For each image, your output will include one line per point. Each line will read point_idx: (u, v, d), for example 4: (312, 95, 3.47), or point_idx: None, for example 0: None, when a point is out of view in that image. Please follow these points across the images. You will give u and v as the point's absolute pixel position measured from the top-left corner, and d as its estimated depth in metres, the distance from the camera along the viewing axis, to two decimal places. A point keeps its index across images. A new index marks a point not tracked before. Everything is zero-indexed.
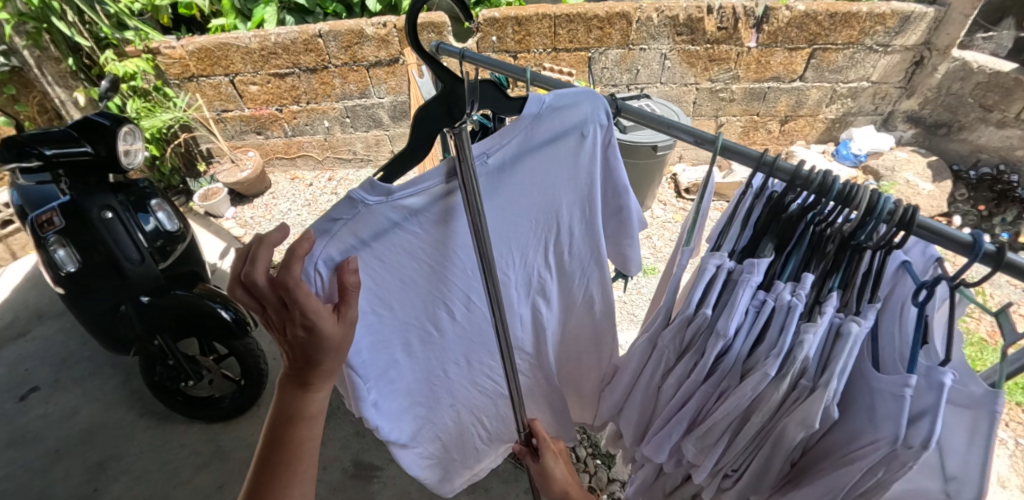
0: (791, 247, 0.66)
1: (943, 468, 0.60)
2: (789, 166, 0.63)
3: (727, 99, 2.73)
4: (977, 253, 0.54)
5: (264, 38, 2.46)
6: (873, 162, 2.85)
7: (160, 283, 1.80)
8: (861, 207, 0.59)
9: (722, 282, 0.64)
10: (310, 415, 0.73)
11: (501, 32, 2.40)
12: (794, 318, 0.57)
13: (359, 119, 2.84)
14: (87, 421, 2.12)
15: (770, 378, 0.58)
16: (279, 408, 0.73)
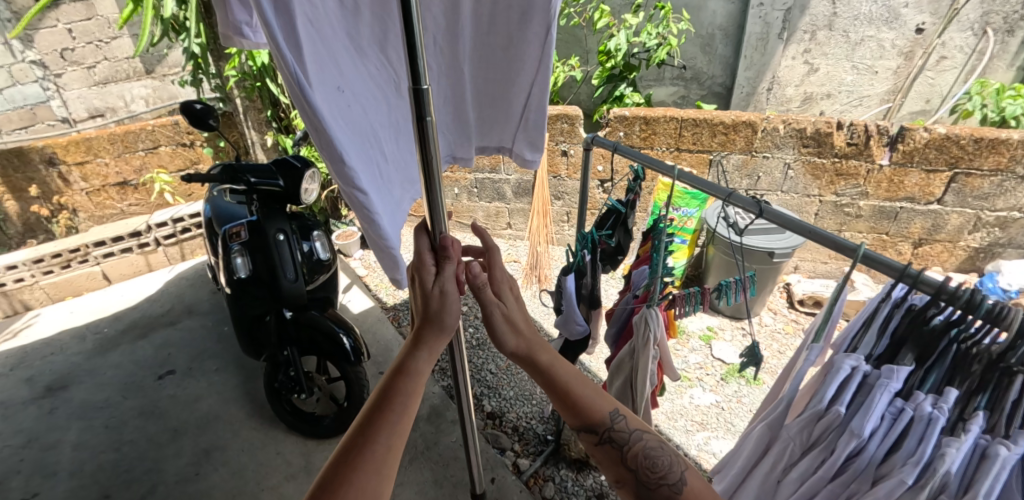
0: (933, 361, 0.68)
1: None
2: (935, 281, 0.66)
3: (852, 215, 2.65)
4: None
5: None
6: None
7: (301, 301, 2.08)
8: (1011, 329, 0.62)
9: (857, 384, 0.67)
10: (414, 368, 0.80)
11: (628, 129, 2.61)
12: (936, 429, 0.59)
13: (485, 191, 3.00)
14: (205, 409, 2.41)
15: (906, 487, 0.59)
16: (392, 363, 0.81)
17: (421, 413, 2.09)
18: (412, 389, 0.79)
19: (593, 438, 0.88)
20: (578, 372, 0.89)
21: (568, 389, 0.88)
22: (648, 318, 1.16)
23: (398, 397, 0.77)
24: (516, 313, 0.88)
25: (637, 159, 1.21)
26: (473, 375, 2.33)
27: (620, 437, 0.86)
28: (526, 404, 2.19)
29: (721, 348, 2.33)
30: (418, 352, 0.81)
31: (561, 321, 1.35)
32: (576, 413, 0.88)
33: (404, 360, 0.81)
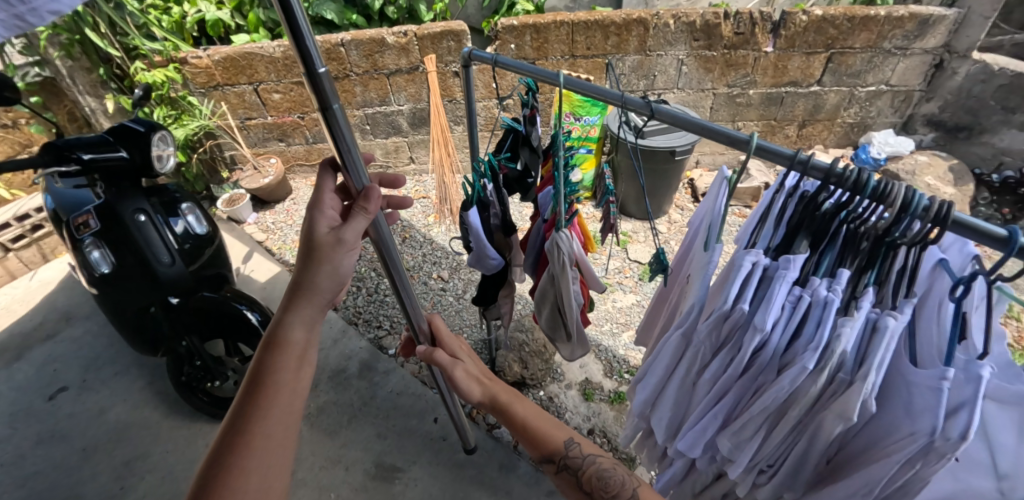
0: (827, 245, 0.66)
1: (999, 467, 0.59)
2: (824, 164, 0.63)
3: (744, 105, 2.73)
4: (1013, 246, 0.55)
5: (288, 48, 2.53)
6: (891, 166, 2.80)
7: (188, 284, 1.83)
8: (896, 204, 0.59)
9: (758, 279, 0.65)
10: (286, 341, 0.79)
11: (519, 40, 2.45)
12: (831, 311, 0.58)
13: (378, 126, 2.74)
14: (114, 418, 2.16)
15: (807, 372, 0.58)
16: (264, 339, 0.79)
17: (352, 370, 2.03)
18: (284, 408, 0.75)
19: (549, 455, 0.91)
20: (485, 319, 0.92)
21: None
22: (558, 243, 1.02)
23: (259, 417, 0.72)
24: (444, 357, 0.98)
25: (517, 72, 1.00)
26: (398, 320, 2.25)
27: (575, 463, 0.89)
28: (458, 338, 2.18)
29: (637, 250, 2.40)
30: (280, 352, 0.78)
31: (472, 260, 1.16)
32: (531, 444, 0.91)
33: (274, 336, 0.79)
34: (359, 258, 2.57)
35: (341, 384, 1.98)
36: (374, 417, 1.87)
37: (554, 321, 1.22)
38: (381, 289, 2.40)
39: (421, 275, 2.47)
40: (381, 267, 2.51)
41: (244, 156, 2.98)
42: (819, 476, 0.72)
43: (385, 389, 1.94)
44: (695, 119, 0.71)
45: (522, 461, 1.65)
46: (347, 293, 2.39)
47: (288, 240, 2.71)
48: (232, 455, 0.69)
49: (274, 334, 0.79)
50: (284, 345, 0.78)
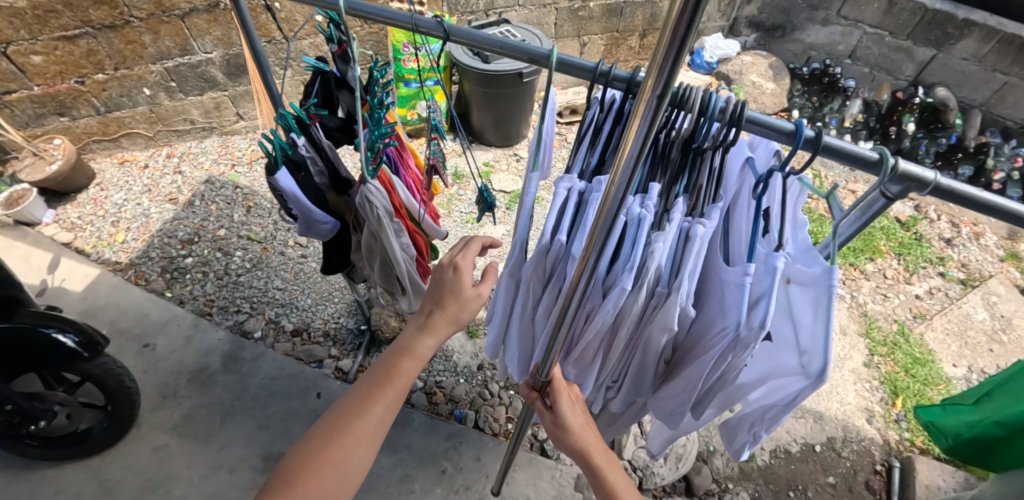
0: (640, 159, 0.64)
1: (799, 346, 0.63)
2: (624, 75, 0.58)
3: (586, 18, 2.69)
4: (798, 138, 0.57)
5: None
6: (724, 68, 3.01)
7: None
8: (696, 109, 0.57)
9: (576, 205, 0.61)
10: (409, 366, 0.74)
11: None
12: (644, 228, 0.57)
13: (188, 81, 2.37)
14: None
15: (627, 292, 0.58)
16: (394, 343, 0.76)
17: (215, 366, 1.82)
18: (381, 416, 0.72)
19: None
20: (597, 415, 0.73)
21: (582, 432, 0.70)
22: (366, 197, 0.88)
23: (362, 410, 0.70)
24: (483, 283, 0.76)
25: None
26: (259, 299, 2.04)
27: None
28: (331, 304, 2.05)
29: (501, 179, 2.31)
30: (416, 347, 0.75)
31: (299, 228, 0.93)
32: None
33: (407, 345, 0.75)
34: (197, 240, 2.21)
35: (205, 384, 1.78)
36: (252, 409, 1.71)
37: (389, 275, 1.11)
38: (232, 269, 2.12)
39: (277, 244, 2.24)
40: (227, 246, 2.20)
41: (9, 140, 2.31)
42: (660, 378, 0.76)
43: (258, 377, 1.78)
44: (491, 37, 0.62)
45: (416, 413, 1.56)
46: (192, 282, 2.08)
47: (104, 234, 2.22)
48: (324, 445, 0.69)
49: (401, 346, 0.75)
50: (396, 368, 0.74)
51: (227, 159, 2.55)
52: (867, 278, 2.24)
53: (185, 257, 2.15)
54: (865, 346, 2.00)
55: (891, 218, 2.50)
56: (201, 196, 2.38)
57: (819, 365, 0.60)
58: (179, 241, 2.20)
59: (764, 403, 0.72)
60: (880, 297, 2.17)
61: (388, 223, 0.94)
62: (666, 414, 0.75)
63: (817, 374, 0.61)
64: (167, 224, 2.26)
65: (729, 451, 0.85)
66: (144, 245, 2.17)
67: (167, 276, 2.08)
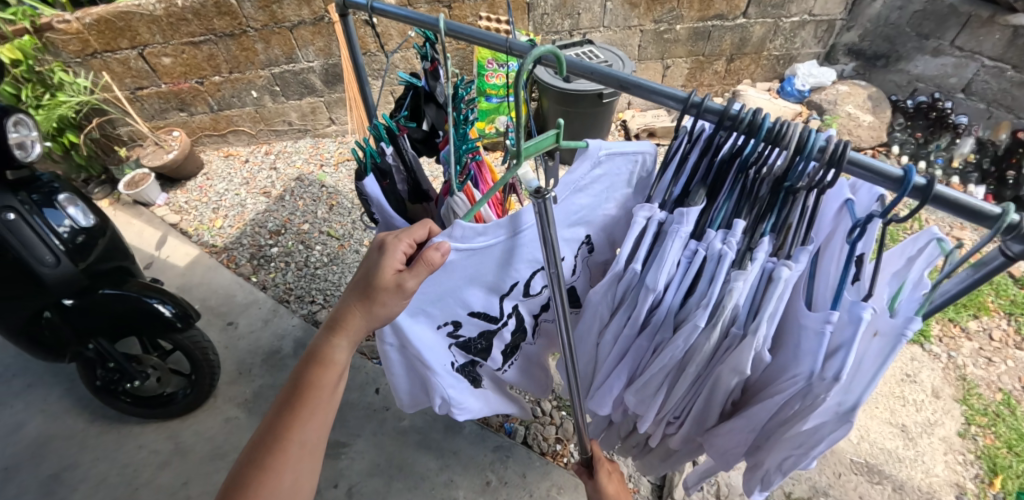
0: (725, 193, 0.61)
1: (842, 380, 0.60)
2: (717, 107, 0.56)
3: (672, 41, 2.65)
4: (905, 185, 0.53)
5: (169, 3, 2.19)
6: (816, 96, 2.84)
7: (84, 283, 1.62)
8: (791, 146, 0.54)
9: (653, 235, 0.60)
10: (334, 361, 0.76)
11: None
12: (724, 266, 0.54)
13: (289, 86, 2.59)
14: (34, 433, 1.92)
15: (700, 329, 0.56)
16: (310, 351, 0.77)
17: (286, 350, 1.96)
18: (298, 458, 0.74)
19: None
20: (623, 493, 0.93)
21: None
22: (452, 208, 0.83)
23: (296, 424, 0.73)
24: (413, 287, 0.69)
25: (396, 18, 0.81)
26: (332, 292, 2.16)
27: None
28: None
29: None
30: (319, 376, 0.75)
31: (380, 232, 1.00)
32: None
33: (321, 357, 0.76)
34: (283, 232, 2.40)
35: (275, 366, 1.92)
36: None
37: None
38: (311, 262, 2.28)
39: (353, 243, 2.37)
40: (309, 239, 2.37)
41: (139, 130, 2.63)
42: (721, 417, 0.73)
43: None
44: (587, 63, 0.62)
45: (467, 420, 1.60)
46: (275, 270, 2.25)
47: (205, 219, 2.46)
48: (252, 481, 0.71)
49: (320, 355, 0.76)
50: (324, 367, 0.75)
51: (316, 159, 2.75)
52: (968, 338, 2.00)
53: (271, 246, 2.33)
54: (960, 413, 1.78)
55: (1003, 274, 2.23)
56: (291, 191, 2.58)
57: (853, 394, 0.58)
58: (268, 231, 2.40)
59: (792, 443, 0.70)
60: (984, 360, 1.94)
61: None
62: (722, 453, 0.74)
63: (848, 407, 0.59)
64: (259, 215, 2.47)
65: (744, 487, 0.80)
66: (238, 232, 2.39)
67: (254, 262, 2.27)
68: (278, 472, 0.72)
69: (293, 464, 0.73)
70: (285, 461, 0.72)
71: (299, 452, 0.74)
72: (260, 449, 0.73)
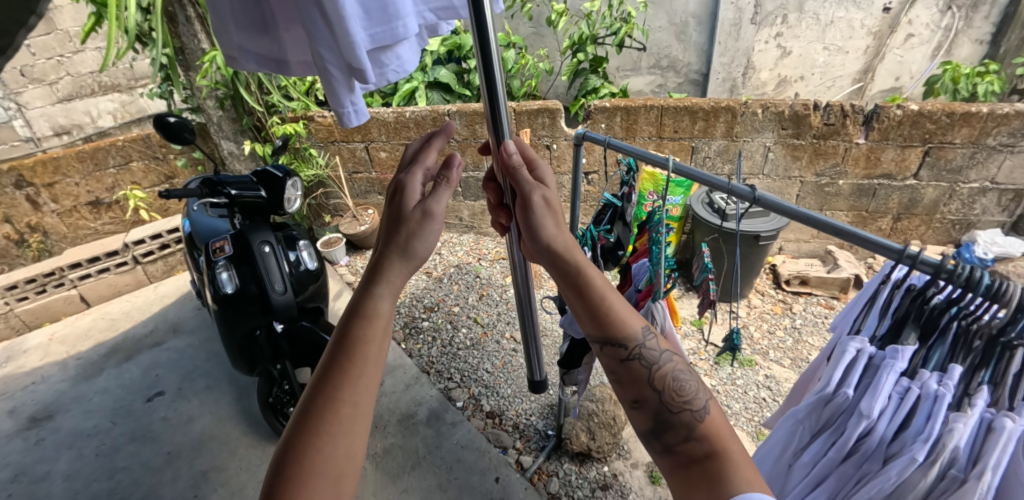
0: (939, 340, 0.67)
1: None
2: (933, 261, 0.64)
3: (833, 194, 2.70)
4: None
5: (401, 114, 2.85)
6: (1002, 268, 2.59)
7: (294, 314, 2.00)
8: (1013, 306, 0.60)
9: (861, 366, 0.69)
10: (378, 311, 0.79)
11: (609, 120, 2.62)
12: (942, 407, 0.61)
13: (469, 189, 3.04)
14: (200, 429, 2.27)
15: (917, 464, 0.60)
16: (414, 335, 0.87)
17: (420, 417, 2.05)
18: (353, 420, 0.70)
19: (619, 355, 0.84)
20: (611, 283, 0.85)
21: (583, 277, 0.82)
22: (654, 313, 1.10)
23: (348, 385, 0.71)
24: (554, 201, 0.86)
25: (626, 153, 1.09)
26: (468, 374, 2.28)
27: (649, 356, 0.83)
28: (525, 400, 2.14)
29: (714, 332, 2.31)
30: (365, 324, 0.77)
31: (564, 319, 1.31)
32: (601, 325, 0.84)
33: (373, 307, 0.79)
34: (436, 309, 2.67)
35: (408, 429, 2.00)
36: (440, 467, 1.84)
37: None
38: (455, 341, 2.47)
39: (494, 332, 2.53)
40: (456, 320, 2.60)
41: (346, 204, 3.26)
42: None
43: (451, 440, 1.93)
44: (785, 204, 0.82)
45: None
46: (422, 341, 2.48)
47: None
48: (307, 440, 0.67)
49: (366, 306, 0.79)
50: (373, 316, 0.77)
51: (474, 252, 3.09)
52: None
53: (423, 320, 2.61)
54: None
55: None
56: (449, 275, 2.91)
57: None
58: (423, 306, 2.70)
59: None
60: None
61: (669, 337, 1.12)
62: None
63: None
64: (419, 291, 2.81)
65: None
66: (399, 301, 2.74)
67: (406, 330, 2.54)
68: (341, 440, 0.68)
69: (352, 436, 0.69)
70: (343, 434, 0.69)
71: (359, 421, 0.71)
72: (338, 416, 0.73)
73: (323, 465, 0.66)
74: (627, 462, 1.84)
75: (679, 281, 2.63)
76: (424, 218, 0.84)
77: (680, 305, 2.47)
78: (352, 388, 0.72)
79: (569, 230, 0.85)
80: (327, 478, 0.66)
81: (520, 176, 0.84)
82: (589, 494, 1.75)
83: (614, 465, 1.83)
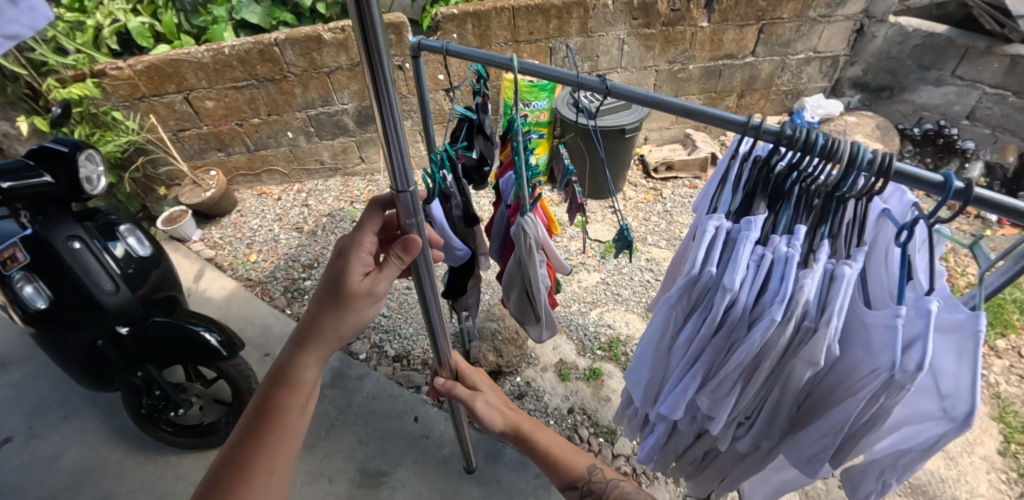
0: (785, 203, 0.68)
1: (940, 386, 0.64)
2: (774, 128, 0.64)
3: (685, 79, 2.81)
4: (947, 189, 0.59)
5: (218, 52, 2.32)
6: (824, 126, 2.96)
7: (138, 312, 1.68)
8: (843, 160, 0.62)
9: (721, 241, 0.68)
10: (299, 378, 0.81)
11: (460, 28, 2.41)
12: (792, 265, 0.62)
13: (323, 127, 2.67)
14: (72, 464, 1.93)
15: (775, 324, 0.62)
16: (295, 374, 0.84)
17: (324, 380, 1.91)
18: (267, 485, 0.75)
19: (575, 490, 1.04)
20: (552, 432, 1.10)
21: (532, 441, 1.06)
22: (523, 227, 0.96)
23: (266, 452, 0.76)
24: (492, 398, 1.10)
25: (470, 58, 0.93)
26: (365, 324, 2.15)
27: (597, 488, 1.03)
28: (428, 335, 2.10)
29: (595, 229, 2.42)
30: (289, 393, 0.79)
31: (439, 252, 1.18)
32: (555, 468, 1.06)
33: (292, 370, 0.81)
34: (316, 265, 2.44)
35: None
36: (355, 424, 1.76)
37: (525, 309, 1.19)
38: None
39: None
40: None
41: (179, 169, 2.71)
42: (794, 420, 0.77)
43: (361, 394, 1.85)
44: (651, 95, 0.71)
45: (509, 449, 1.64)
46: (309, 302, 2.27)
47: (240, 254, 2.52)
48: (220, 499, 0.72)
49: (289, 373, 0.80)
50: (298, 385, 0.80)
51: (346, 196, 2.81)
52: (998, 357, 1.96)
53: (304, 279, 2.37)
54: (1000, 431, 1.74)
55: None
56: (323, 226, 2.64)
57: (965, 407, 0.60)
58: (301, 265, 2.44)
59: (897, 450, 0.70)
60: (1018, 379, 1.89)
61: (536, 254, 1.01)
62: (801, 458, 0.74)
63: (963, 417, 0.61)
64: (293, 250, 2.52)
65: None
66: (272, 266, 2.43)
67: (288, 295, 2.29)
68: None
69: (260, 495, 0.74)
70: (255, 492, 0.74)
71: (270, 481, 0.75)
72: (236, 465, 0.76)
73: None
74: (537, 368, 1.86)
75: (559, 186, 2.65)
76: (367, 295, 0.79)
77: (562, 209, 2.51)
78: (268, 454, 0.76)
79: (509, 408, 1.10)
80: None
81: (460, 391, 1.08)
82: None
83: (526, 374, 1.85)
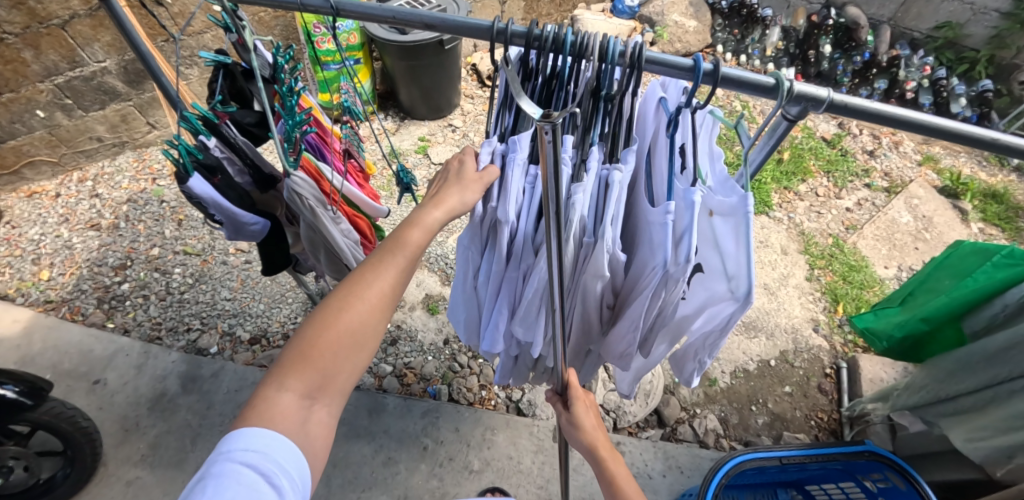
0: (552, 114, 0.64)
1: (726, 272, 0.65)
2: (521, 30, 0.57)
3: None
4: (697, 73, 0.57)
5: None
6: (645, 10, 3.01)
7: None
8: (595, 56, 0.57)
9: (496, 168, 0.64)
10: (429, 226, 0.64)
11: None
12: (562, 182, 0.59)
13: (84, 96, 2.12)
14: None
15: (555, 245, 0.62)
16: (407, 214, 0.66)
17: (174, 389, 1.69)
18: (361, 315, 0.62)
19: None
20: None
21: None
22: (294, 190, 0.89)
23: (366, 278, 0.62)
24: None
25: None
26: (209, 313, 1.93)
27: None
28: (285, 306, 1.97)
29: (438, 153, 2.31)
30: (404, 231, 0.64)
31: (228, 232, 0.98)
32: None
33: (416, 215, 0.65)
34: (130, 263, 2.05)
35: (166, 409, 1.64)
36: (223, 424, 1.61)
37: (337, 264, 1.15)
38: (174, 288, 1.99)
39: (217, 255, 2.11)
40: (164, 264, 2.06)
41: None
42: (608, 322, 0.80)
43: (221, 392, 1.68)
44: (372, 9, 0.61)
45: (389, 397, 1.56)
46: (133, 309, 1.93)
47: (25, 274, 2.01)
48: (316, 337, 0.60)
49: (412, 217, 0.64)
50: (412, 224, 0.64)
51: (145, 174, 2.34)
52: (800, 199, 2.29)
53: (120, 284, 1.99)
54: (806, 262, 2.08)
55: (818, 139, 2.54)
56: (126, 216, 2.19)
57: (745, 288, 0.62)
58: (111, 268, 2.03)
59: (705, 332, 0.73)
60: (815, 214, 2.24)
61: (321, 213, 0.97)
62: (616, 356, 0.78)
63: (744, 296, 0.63)
64: (95, 253, 2.07)
65: (681, 381, 0.84)
66: (72, 279, 1.99)
67: (105, 307, 1.92)
68: (343, 333, 0.61)
69: (360, 325, 0.62)
70: (347, 327, 0.61)
71: (367, 318, 0.62)
72: (332, 302, 0.62)
73: (327, 352, 0.60)
74: (405, 308, 1.82)
75: (393, 115, 2.45)
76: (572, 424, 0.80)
77: (400, 140, 2.34)
78: (365, 289, 0.62)
79: None
80: (332, 354, 0.60)
81: None
82: (383, 356, 1.71)
83: (395, 318, 1.80)
